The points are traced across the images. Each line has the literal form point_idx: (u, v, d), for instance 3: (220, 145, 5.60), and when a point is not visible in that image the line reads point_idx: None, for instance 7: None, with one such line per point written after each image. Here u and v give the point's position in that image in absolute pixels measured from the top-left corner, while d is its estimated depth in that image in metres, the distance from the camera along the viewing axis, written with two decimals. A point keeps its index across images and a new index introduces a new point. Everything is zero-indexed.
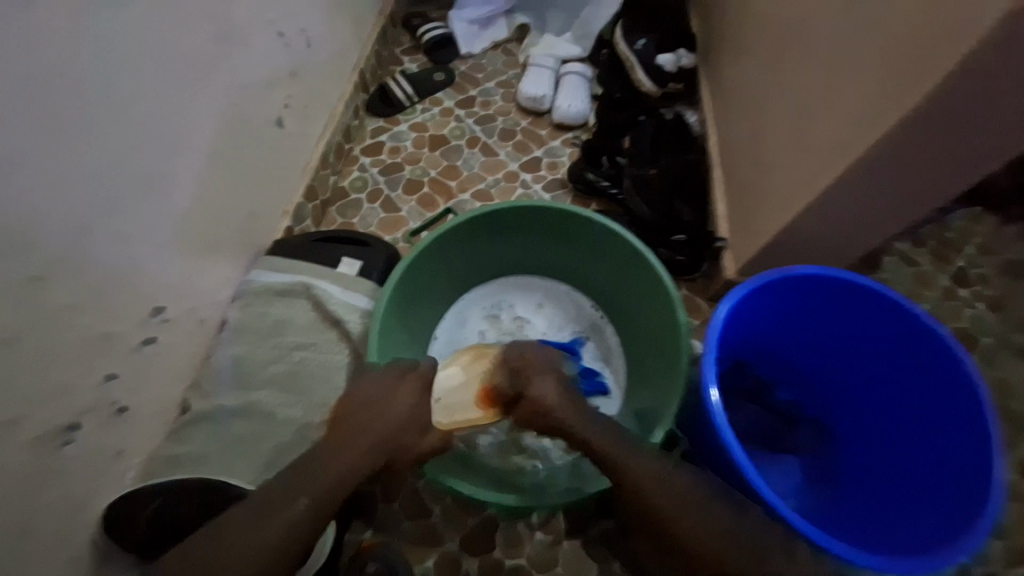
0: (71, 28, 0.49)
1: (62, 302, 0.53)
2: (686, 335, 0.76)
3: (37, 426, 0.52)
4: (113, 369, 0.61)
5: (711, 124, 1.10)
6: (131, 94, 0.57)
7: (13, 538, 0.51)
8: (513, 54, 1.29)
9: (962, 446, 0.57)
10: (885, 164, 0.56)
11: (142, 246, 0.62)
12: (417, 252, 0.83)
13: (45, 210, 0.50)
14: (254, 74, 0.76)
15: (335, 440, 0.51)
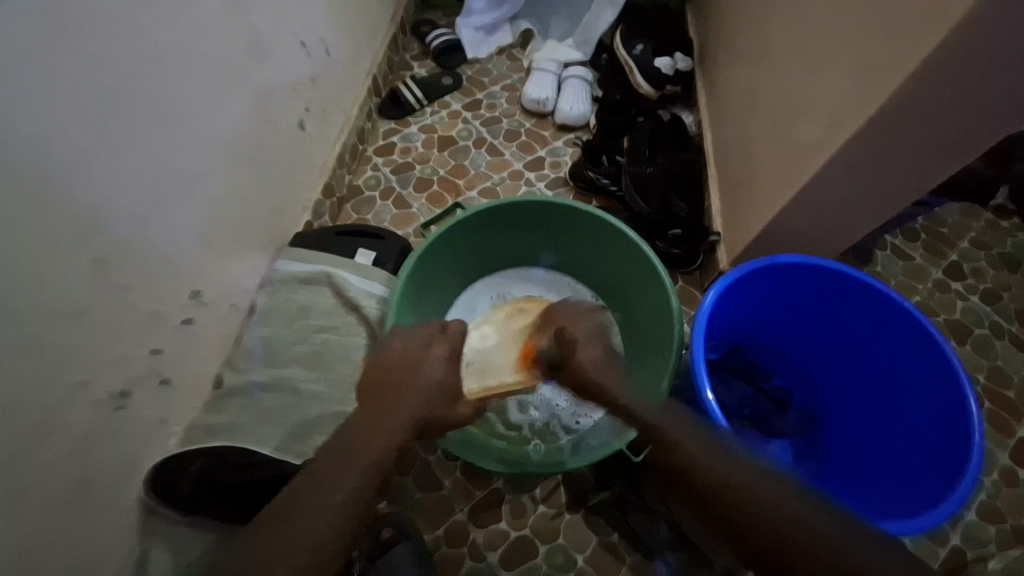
0: (107, 11, 0.46)
1: (122, 283, 0.53)
2: (678, 318, 0.86)
3: (97, 391, 0.52)
4: (160, 345, 0.59)
5: (706, 127, 1.21)
6: (172, 89, 0.55)
7: (73, 491, 0.51)
8: (518, 59, 1.41)
9: (946, 423, 0.64)
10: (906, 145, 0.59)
11: (180, 242, 0.60)
12: (431, 242, 0.94)
13: (107, 200, 0.49)
14: (287, 82, 0.76)
15: (367, 420, 0.43)
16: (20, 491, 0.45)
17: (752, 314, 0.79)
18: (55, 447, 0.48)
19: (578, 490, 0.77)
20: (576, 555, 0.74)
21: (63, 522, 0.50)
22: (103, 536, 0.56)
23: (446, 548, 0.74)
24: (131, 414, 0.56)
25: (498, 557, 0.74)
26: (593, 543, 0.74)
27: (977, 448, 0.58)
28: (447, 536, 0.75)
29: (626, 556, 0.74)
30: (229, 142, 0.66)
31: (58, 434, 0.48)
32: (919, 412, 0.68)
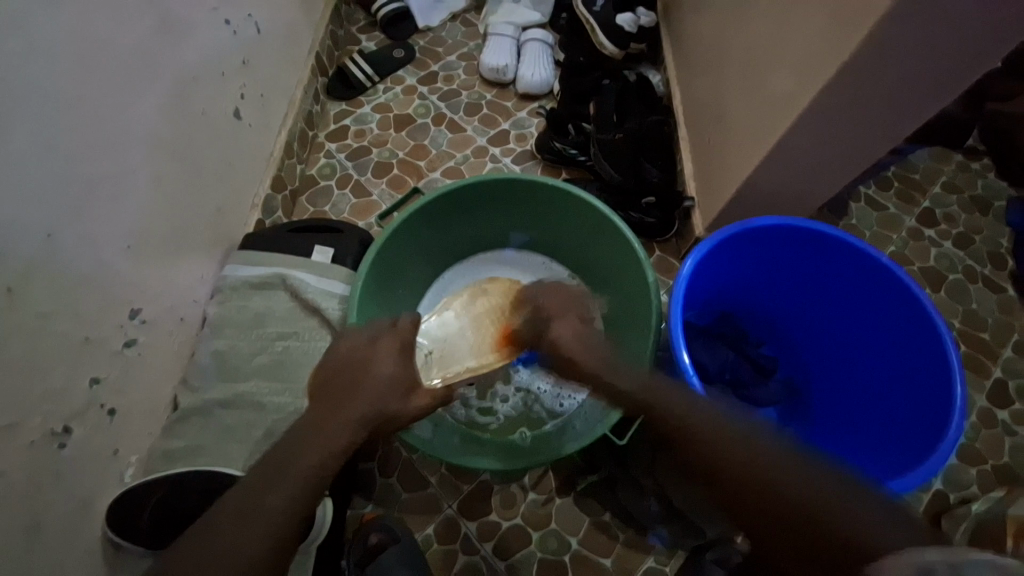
0: (3, 38, 0.51)
1: (32, 312, 0.55)
2: (655, 294, 0.80)
3: (31, 432, 0.55)
4: (98, 374, 0.64)
5: (675, 85, 1.12)
6: (77, 96, 0.59)
7: (23, 537, 0.55)
8: (473, 25, 1.30)
9: (929, 383, 0.70)
10: (843, 93, 0.62)
11: (108, 248, 0.65)
12: (390, 234, 0.85)
13: (11, 215, 0.53)
14: (127, 34, 0.65)
15: (322, 416, 0.50)
16: None
17: (725, 282, 0.85)
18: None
19: (566, 476, 0.86)
20: (570, 538, 0.83)
21: (26, 563, 0.55)
22: (74, 569, 0.62)
23: (439, 544, 0.82)
24: (74, 451, 0.61)
25: (491, 548, 0.82)
26: (586, 525, 0.83)
27: (959, 405, 0.65)
28: (438, 534, 0.83)
29: (620, 533, 0.83)
30: (152, 145, 0.71)
31: None
32: (904, 373, 0.74)
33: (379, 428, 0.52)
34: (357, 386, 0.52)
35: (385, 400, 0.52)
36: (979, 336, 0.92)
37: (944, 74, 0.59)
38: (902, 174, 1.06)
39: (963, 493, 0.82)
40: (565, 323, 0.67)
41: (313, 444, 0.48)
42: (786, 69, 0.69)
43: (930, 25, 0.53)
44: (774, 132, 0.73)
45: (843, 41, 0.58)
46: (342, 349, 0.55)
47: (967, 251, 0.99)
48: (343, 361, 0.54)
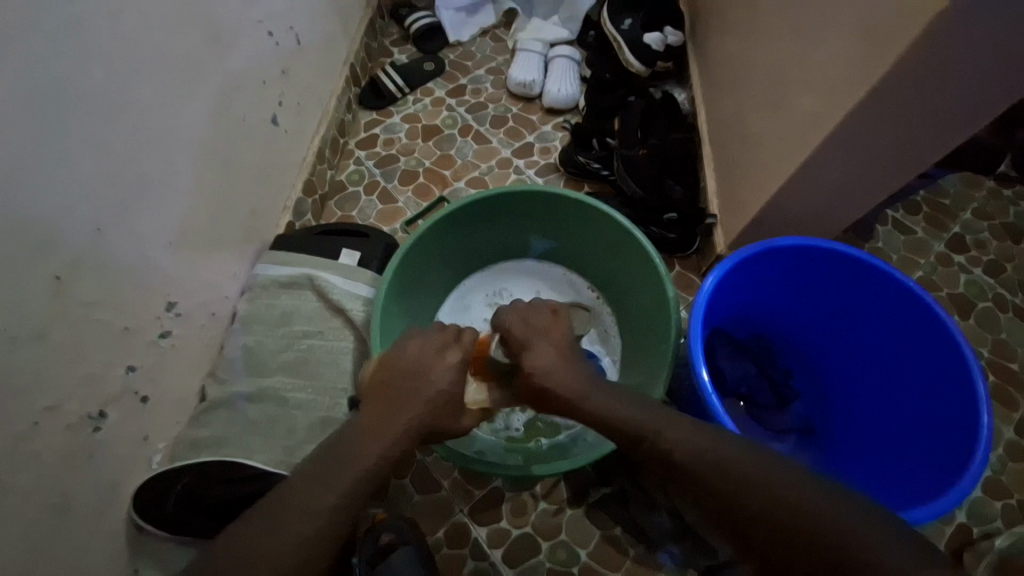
0: (72, 46, 0.56)
1: (79, 300, 0.59)
2: (674, 308, 0.81)
3: (69, 413, 0.59)
4: (134, 362, 0.68)
5: (700, 103, 1.13)
6: (132, 101, 0.64)
7: (54, 513, 0.58)
8: (502, 40, 1.34)
9: (952, 411, 0.70)
10: (866, 116, 0.63)
11: (150, 242, 0.69)
12: (416, 240, 0.88)
13: (65, 209, 0.57)
14: (180, 44, 0.70)
15: (378, 420, 0.52)
16: (26, 499, 0.55)
17: (744, 299, 0.85)
18: (32, 469, 0.55)
19: (578, 487, 0.86)
20: (579, 550, 0.83)
21: (56, 538, 0.58)
22: (98, 548, 0.65)
23: (448, 548, 0.83)
24: (106, 435, 0.64)
25: (500, 556, 0.83)
26: (595, 538, 0.83)
27: (985, 435, 0.64)
28: (448, 538, 0.84)
29: (630, 549, 0.82)
30: (196, 148, 0.75)
31: (29, 460, 0.55)
32: (926, 400, 0.74)
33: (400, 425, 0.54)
34: (414, 394, 0.54)
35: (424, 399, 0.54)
36: (1008, 366, 0.90)
37: (968, 100, 0.60)
38: (931, 198, 1.05)
39: (987, 527, 0.80)
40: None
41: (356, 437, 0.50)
42: (812, 91, 0.70)
43: (953, 54, 0.54)
44: (798, 151, 0.74)
45: (869, 67, 0.60)
46: (401, 359, 0.56)
47: (998, 279, 0.97)
48: (404, 368, 0.55)
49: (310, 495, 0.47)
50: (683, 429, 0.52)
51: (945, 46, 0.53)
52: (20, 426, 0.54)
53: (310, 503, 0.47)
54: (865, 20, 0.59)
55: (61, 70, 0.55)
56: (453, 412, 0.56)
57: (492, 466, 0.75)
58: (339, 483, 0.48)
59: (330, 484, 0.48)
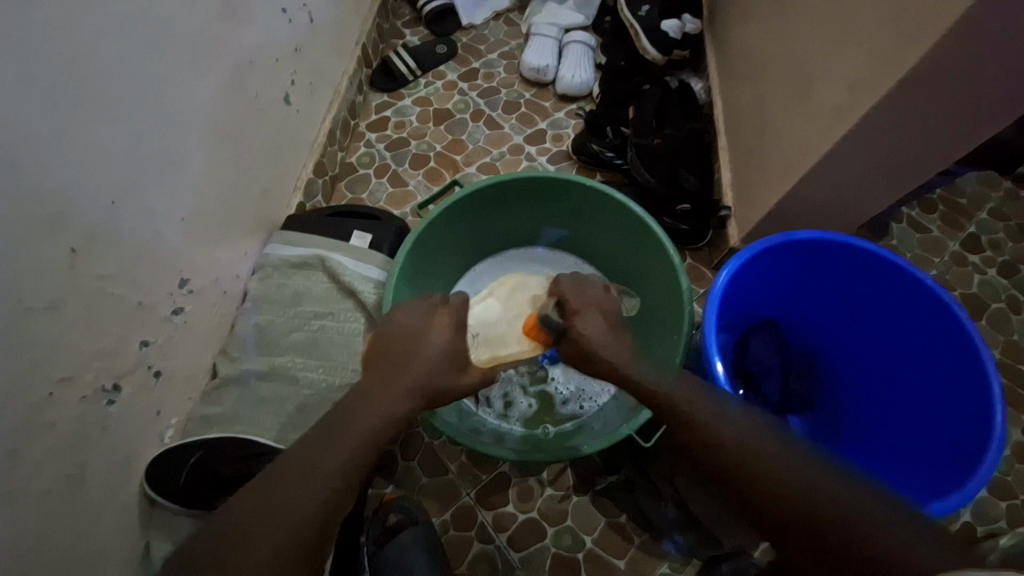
0: (89, 18, 0.55)
1: (95, 274, 0.59)
2: (688, 300, 0.81)
3: (82, 387, 0.59)
4: (147, 337, 0.68)
5: (717, 94, 1.12)
6: (149, 76, 0.63)
7: (68, 485, 0.58)
8: (516, 24, 1.32)
9: (966, 409, 0.69)
10: (890, 109, 0.62)
11: (164, 219, 0.68)
12: (426, 225, 0.87)
13: (82, 181, 0.56)
14: (196, 19, 0.69)
15: (376, 390, 0.51)
16: (41, 469, 0.55)
17: (758, 291, 0.84)
18: (47, 442, 0.55)
19: (584, 475, 0.87)
20: (584, 536, 0.83)
21: (68, 508, 0.59)
22: (110, 520, 0.65)
23: (455, 530, 0.84)
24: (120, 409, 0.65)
25: (506, 539, 0.83)
26: (600, 525, 0.84)
27: (998, 434, 0.64)
28: (455, 520, 0.84)
29: (635, 537, 0.83)
30: (210, 127, 0.75)
31: (45, 431, 0.55)
32: (939, 397, 0.73)
33: (412, 406, 0.54)
34: (409, 355, 0.53)
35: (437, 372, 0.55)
36: (1018, 367, 0.90)
37: (998, 95, 0.58)
38: (948, 197, 1.03)
39: (990, 527, 0.80)
40: (593, 316, 0.60)
41: (379, 417, 0.50)
42: (835, 82, 0.69)
43: (986, 45, 0.53)
44: (819, 144, 0.72)
45: (895, 60, 0.58)
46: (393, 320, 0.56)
47: (1012, 280, 0.96)
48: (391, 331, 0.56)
49: (321, 457, 0.47)
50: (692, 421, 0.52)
51: (979, 37, 0.52)
52: (37, 397, 0.54)
53: (316, 462, 0.46)
54: (894, 10, 0.58)
55: (76, 39, 0.54)
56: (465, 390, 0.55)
57: (493, 450, 0.75)
58: (345, 443, 0.48)
59: (336, 446, 0.47)
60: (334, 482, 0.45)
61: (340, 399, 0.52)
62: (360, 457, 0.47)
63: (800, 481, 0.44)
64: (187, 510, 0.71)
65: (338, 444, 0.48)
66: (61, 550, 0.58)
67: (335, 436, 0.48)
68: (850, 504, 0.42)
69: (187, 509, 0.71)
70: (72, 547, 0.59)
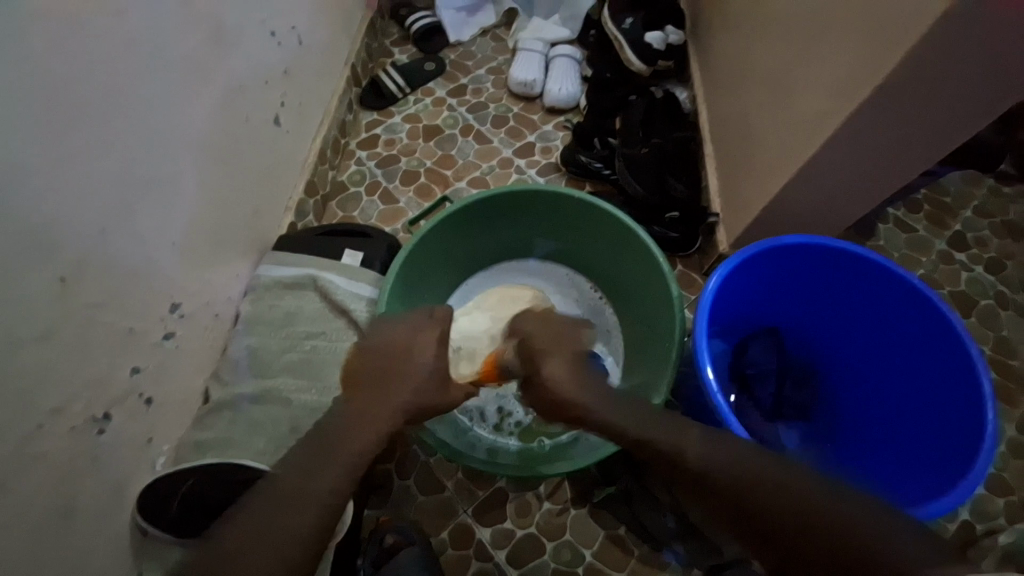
0: (77, 50, 0.56)
1: (85, 302, 0.59)
2: (678, 307, 0.81)
3: (72, 417, 0.59)
4: (138, 363, 0.68)
5: (701, 103, 1.13)
6: (138, 104, 0.64)
7: (59, 516, 0.58)
8: (502, 40, 1.34)
9: (958, 408, 0.70)
10: (865, 115, 0.63)
11: (154, 244, 0.69)
12: (418, 241, 0.88)
13: (72, 210, 0.57)
14: (184, 45, 0.70)
15: (375, 409, 0.52)
16: (32, 500, 0.54)
17: (749, 296, 0.85)
18: (37, 473, 0.55)
19: (582, 487, 0.86)
20: (584, 549, 0.83)
21: (59, 540, 0.58)
22: (102, 550, 0.64)
23: (453, 549, 0.83)
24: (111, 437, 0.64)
25: (504, 555, 0.83)
26: (599, 537, 0.83)
27: (991, 431, 0.64)
28: (452, 539, 0.84)
29: (634, 548, 0.82)
30: (201, 151, 0.75)
31: (35, 462, 0.55)
32: (932, 396, 0.74)
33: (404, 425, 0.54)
34: (398, 370, 0.56)
35: (425, 390, 0.55)
36: (1008, 363, 0.91)
37: (969, 99, 0.60)
38: (932, 197, 1.05)
39: (990, 524, 0.80)
40: (558, 362, 0.62)
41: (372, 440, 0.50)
42: (813, 91, 0.70)
43: (954, 51, 0.54)
44: (802, 149, 0.74)
45: (872, 68, 0.60)
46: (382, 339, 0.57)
47: (999, 277, 0.97)
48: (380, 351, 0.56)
49: (313, 478, 0.47)
50: (684, 430, 0.52)
51: (947, 45, 0.53)
52: (26, 429, 0.53)
53: (304, 488, 0.46)
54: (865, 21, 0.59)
55: (66, 70, 0.55)
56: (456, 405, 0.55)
57: (487, 465, 0.74)
58: (337, 466, 0.47)
59: (328, 467, 0.47)
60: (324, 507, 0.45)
61: (331, 420, 0.52)
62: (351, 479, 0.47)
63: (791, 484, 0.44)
64: (181, 536, 0.70)
65: (327, 468, 0.47)
66: None
67: (324, 461, 0.48)
68: (840, 505, 0.42)
69: (181, 536, 0.70)
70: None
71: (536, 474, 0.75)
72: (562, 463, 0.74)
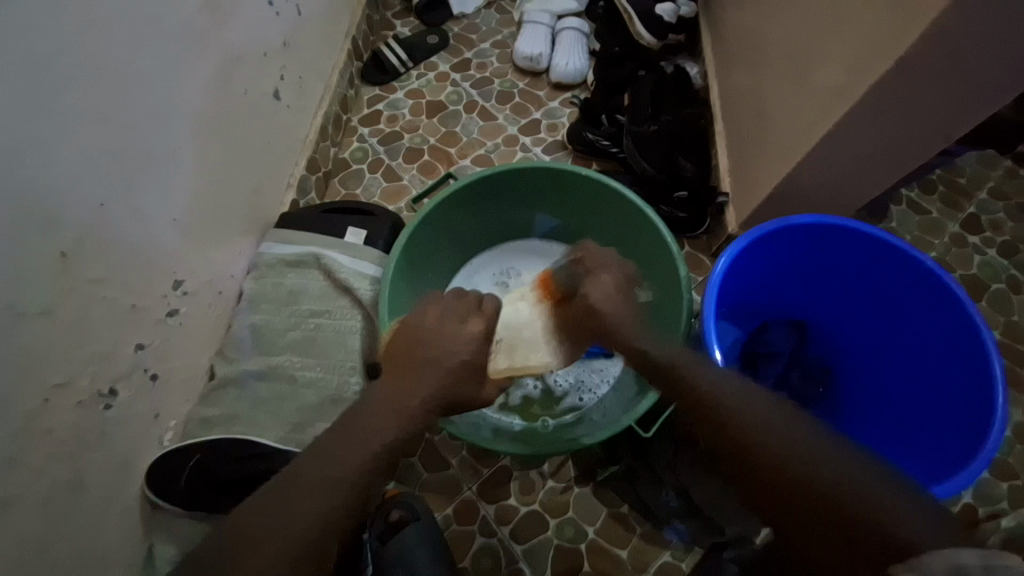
0: (69, 15, 0.53)
1: (86, 277, 0.58)
2: (686, 287, 0.80)
3: (78, 393, 0.58)
4: (142, 340, 0.67)
5: (713, 79, 1.09)
6: (135, 75, 0.61)
7: (68, 489, 0.58)
8: (507, 12, 1.29)
9: (968, 394, 0.68)
10: (891, 89, 0.60)
11: (155, 221, 0.67)
12: (422, 218, 0.86)
13: (71, 184, 0.55)
14: (180, 13, 0.66)
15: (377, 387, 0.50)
16: (39, 475, 0.54)
17: (757, 278, 0.83)
18: (45, 449, 0.54)
19: (585, 466, 0.86)
20: (587, 527, 0.83)
21: (69, 513, 0.58)
22: (112, 523, 0.65)
23: (457, 525, 0.84)
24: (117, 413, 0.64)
25: (508, 532, 0.83)
26: (602, 515, 0.84)
27: (1000, 415, 0.63)
28: (457, 515, 0.84)
29: (637, 526, 0.83)
30: (199, 125, 0.73)
31: (43, 437, 0.54)
32: (942, 380, 0.72)
33: None
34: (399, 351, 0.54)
35: None
36: (1019, 348, 0.89)
37: (1001, 70, 0.57)
38: (948, 177, 1.02)
39: (993, 509, 0.79)
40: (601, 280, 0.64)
41: (380, 419, 0.49)
42: (833, 63, 0.67)
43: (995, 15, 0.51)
44: (817, 126, 0.71)
45: (896, 35, 0.56)
46: None
47: (1012, 260, 0.95)
48: None
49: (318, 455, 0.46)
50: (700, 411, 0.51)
51: (986, 10, 0.50)
52: (31, 403, 0.53)
53: (309, 467, 0.45)
54: None
55: (57, 36, 0.52)
56: (459, 383, 0.54)
57: (492, 444, 0.74)
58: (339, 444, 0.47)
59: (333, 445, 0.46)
60: (330, 481, 0.45)
61: None
62: (356, 455, 0.46)
63: (803, 466, 0.43)
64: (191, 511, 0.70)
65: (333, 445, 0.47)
66: (65, 555, 0.57)
67: (329, 439, 0.47)
68: (856, 484, 0.41)
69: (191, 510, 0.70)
70: (77, 550, 0.59)
71: (540, 453, 0.74)
72: (566, 443, 0.74)
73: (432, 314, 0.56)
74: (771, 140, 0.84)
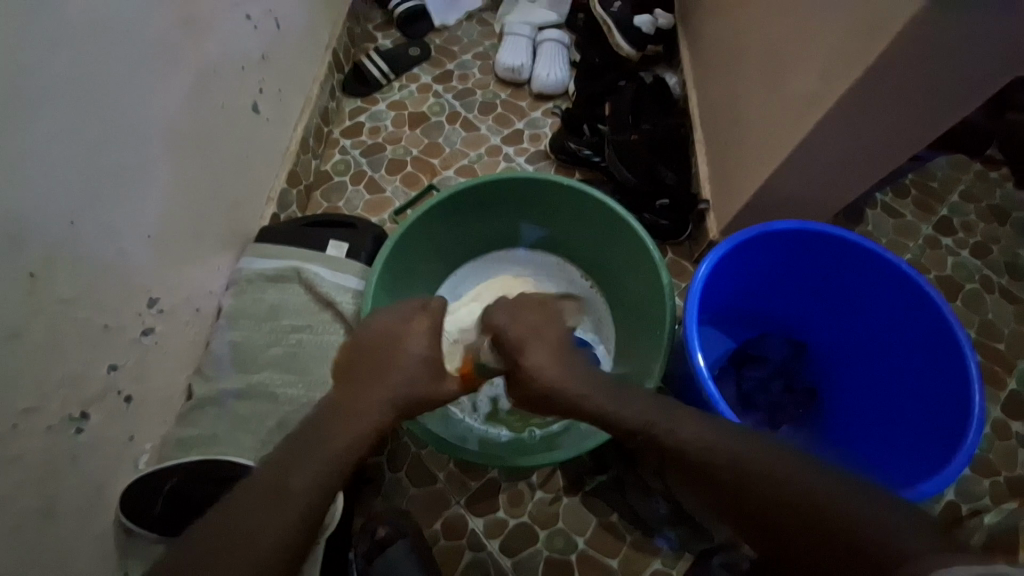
0: (35, 28, 0.52)
1: (55, 296, 0.56)
2: (669, 295, 0.80)
3: (48, 417, 0.56)
4: (116, 360, 0.65)
5: (691, 88, 1.11)
6: (105, 88, 0.60)
7: (37, 520, 0.55)
8: (488, 25, 1.30)
9: (946, 393, 0.69)
10: (861, 97, 0.62)
11: (128, 236, 0.65)
12: (405, 230, 0.85)
13: (38, 201, 0.53)
14: (153, 26, 0.65)
15: (356, 408, 0.49)
16: (6, 506, 0.52)
17: (739, 284, 0.84)
18: (12, 477, 0.52)
19: (574, 475, 0.85)
20: (577, 538, 0.82)
21: (37, 544, 0.55)
22: (85, 553, 0.62)
23: (445, 540, 0.82)
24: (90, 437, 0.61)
25: (498, 546, 0.82)
26: (592, 525, 0.83)
27: (977, 413, 0.63)
28: (445, 530, 0.83)
29: (627, 535, 0.82)
30: (175, 138, 0.71)
31: (10, 465, 0.52)
32: (921, 379, 0.73)
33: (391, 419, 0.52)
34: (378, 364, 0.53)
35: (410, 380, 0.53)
36: (995, 346, 0.91)
37: (966, 78, 0.58)
38: (920, 182, 1.04)
39: (976, 506, 0.81)
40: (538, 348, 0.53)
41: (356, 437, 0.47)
42: (805, 74, 0.68)
43: (955, 27, 0.53)
44: (791, 134, 0.72)
45: (864, 47, 0.58)
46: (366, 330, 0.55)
47: (984, 261, 0.97)
48: (364, 340, 0.53)
49: (293, 479, 0.44)
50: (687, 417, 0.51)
51: (946, 22, 0.52)
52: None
53: (288, 484, 0.44)
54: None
55: (22, 46, 0.51)
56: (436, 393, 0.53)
57: (477, 457, 0.73)
58: (315, 465, 0.45)
59: (309, 468, 0.45)
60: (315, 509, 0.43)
61: (313, 417, 0.49)
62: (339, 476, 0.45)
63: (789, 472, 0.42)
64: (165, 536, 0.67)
65: (309, 467, 0.45)
66: None
67: (308, 454, 0.46)
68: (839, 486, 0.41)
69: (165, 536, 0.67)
70: None
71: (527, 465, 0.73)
72: (553, 454, 0.73)
73: (415, 328, 0.55)
74: (748, 148, 0.85)
